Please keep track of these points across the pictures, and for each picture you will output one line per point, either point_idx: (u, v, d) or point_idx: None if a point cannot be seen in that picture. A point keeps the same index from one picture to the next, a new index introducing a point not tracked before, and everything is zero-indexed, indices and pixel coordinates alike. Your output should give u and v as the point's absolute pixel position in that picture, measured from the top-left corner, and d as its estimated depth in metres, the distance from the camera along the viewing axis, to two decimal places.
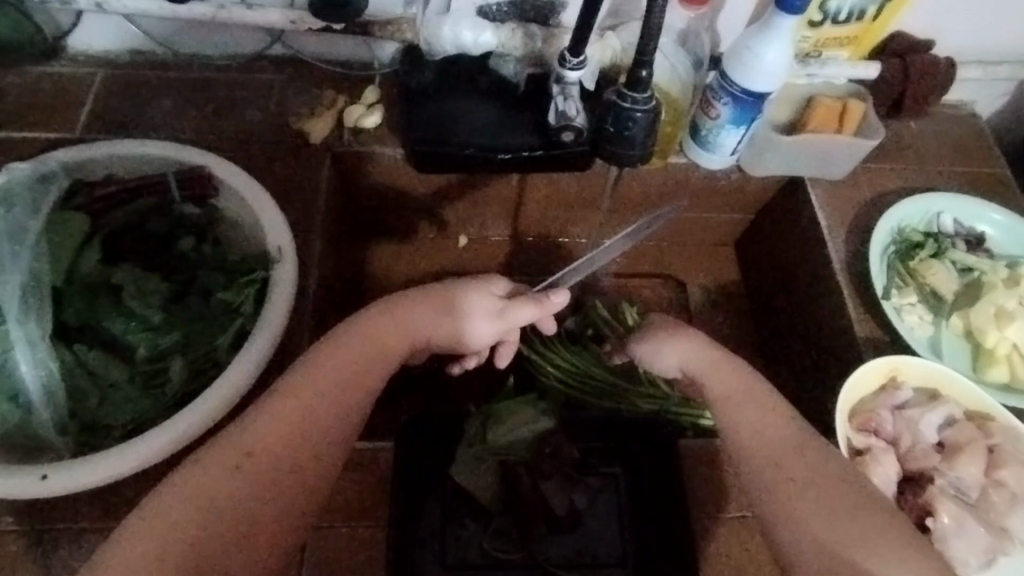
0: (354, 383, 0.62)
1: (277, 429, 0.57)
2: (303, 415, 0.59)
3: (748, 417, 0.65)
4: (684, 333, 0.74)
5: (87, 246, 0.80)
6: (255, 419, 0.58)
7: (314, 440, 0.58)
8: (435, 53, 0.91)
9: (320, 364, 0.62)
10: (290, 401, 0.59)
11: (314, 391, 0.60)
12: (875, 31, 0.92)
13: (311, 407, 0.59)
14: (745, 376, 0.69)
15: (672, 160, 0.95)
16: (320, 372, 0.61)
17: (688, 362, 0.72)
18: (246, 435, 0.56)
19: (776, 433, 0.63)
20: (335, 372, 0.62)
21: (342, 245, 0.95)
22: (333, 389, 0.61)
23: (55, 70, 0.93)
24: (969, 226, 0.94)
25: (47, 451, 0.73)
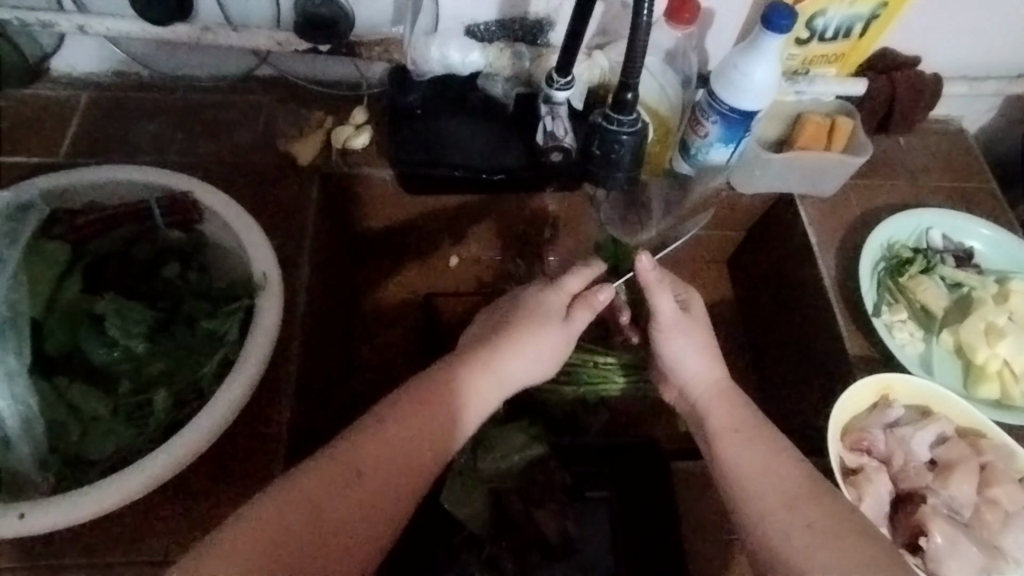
0: (430, 439, 0.60)
1: (353, 488, 0.56)
2: (374, 479, 0.57)
3: (749, 457, 0.65)
4: (711, 347, 0.75)
5: (69, 276, 0.80)
6: (323, 481, 0.55)
7: (384, 509, 0.57)
8: (423, 73, 0.89)
9: (396, 418, 0.60)
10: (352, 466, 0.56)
11: (372, 454, 0.58)
12: (862, 48, 0.92)
13: (383, 469, 0.58)
14: (745, 416, 0.69)
15: (660, 179, 0.96)
16: (400, 430, 0.59)
17: (699, 383, 0.73)
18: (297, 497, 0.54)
19: (783, 474, 0.63)
20: (415, 437, 0.59)
21: (332, 266, 0.94)
22: (412, 447, 0.59)
23: (38, 94, 0.92)
24: (958, 242, 0.94)
25: (30, 485, 0.72)
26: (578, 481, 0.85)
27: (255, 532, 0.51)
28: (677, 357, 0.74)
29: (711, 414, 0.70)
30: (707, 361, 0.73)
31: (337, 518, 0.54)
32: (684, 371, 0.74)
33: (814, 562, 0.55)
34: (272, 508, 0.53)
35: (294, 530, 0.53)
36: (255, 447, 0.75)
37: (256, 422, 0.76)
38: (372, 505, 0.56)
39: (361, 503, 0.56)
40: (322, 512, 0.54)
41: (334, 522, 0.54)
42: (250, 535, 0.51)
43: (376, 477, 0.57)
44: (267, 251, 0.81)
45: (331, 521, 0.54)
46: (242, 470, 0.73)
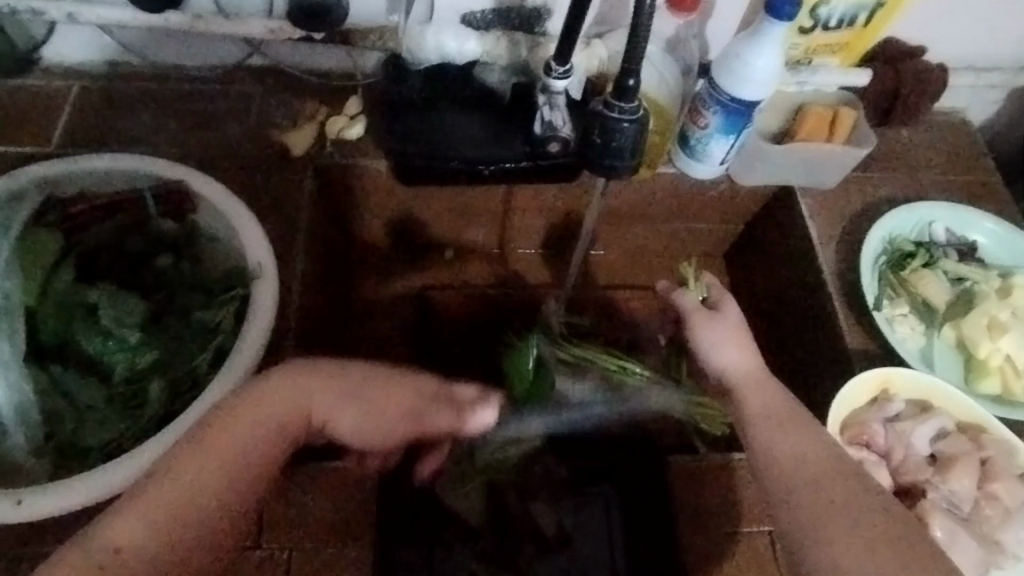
0: (289, 421, 0.60)
1: (211, 469, 0.55)
2: (236, 448, 0.57)
3: (785, 444, 0.64)
4: (742, 336, 0.75)
5: (61, 265, 0.79)
6: (187, 473, 0.54)
7: (245, 476, 0.56)
8: (419, 62, 0.88)
9: (262, 394, 0.60)
10: (192, 467, 0.55)
11: (233, 441, 0.57)
12: (866, 39, 0.90)
13: (241, 444, 0.57)
14: (784, 401, 0.68)
15: (660, 170, 0.94)
16: (243, 422, 0.58)
17: (735, 369, 0.73)
18: (159, 492, 0.53)
19: (813, 459, 0.62)
20: (255, 434, 0.58)
21: (327, 258, 0.94)
22: (276, 423, 0.60)
23: (29, 84, 0.91)
24: (961, 235, 0.93)
25: (26, 475, 0.71)
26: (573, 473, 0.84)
27: (133, 504, 0.52)
28: (714, 347, 0.75)
29: (748, 397, 0.70)
30: (743, 351, 0.74)
31: (193, 494, 0.54)
32: (723, 359, 0.74)
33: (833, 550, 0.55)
34: (146, 487, 0.53)
35: (151, 502, 0.52)
36: None
37: None
38: (240, 473, 0.56)
39: (231, 465, 0.56)
40: (184, 500, 0.53)
41: (196, 487, 0.54)
42: (151, 494, 0.53)
43: (232, 449, 0.57)
44: (262, 243, 0.80)
45: (195, 513, 0.53)
46: None
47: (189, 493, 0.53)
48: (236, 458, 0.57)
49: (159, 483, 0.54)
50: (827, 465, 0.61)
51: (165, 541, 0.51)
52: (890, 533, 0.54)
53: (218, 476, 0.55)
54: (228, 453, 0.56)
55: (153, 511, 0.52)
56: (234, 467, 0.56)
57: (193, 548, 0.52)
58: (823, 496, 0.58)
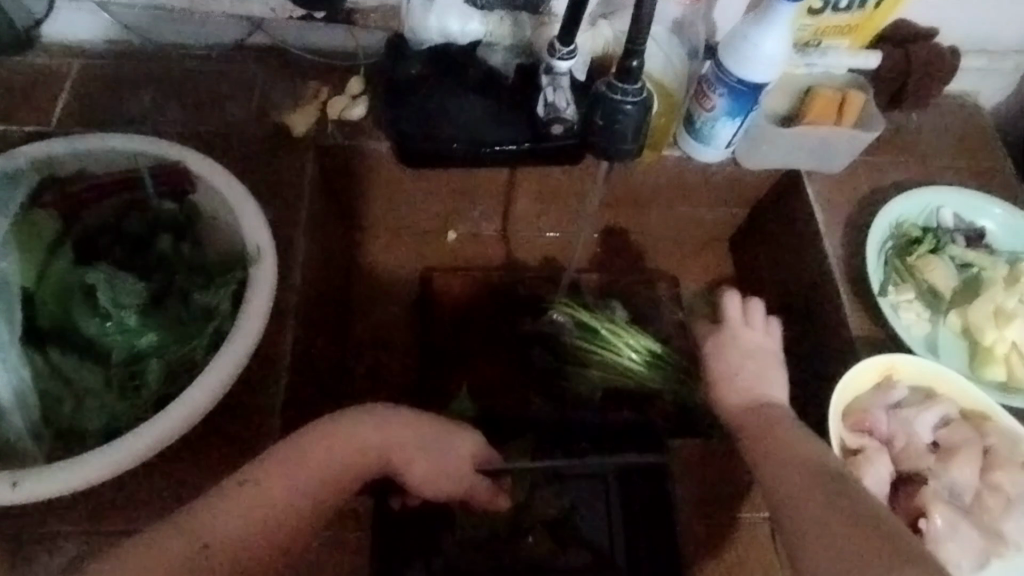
0: (380, 459, 0.65)
1: (295, 481, 0.58)
2: (335, 460, 0.61)
3: (772, 458, 0.64)
4: (745, 377, 0.73)
5: (59, 245, 0.79)
6: (273, 489, 0.57)
7: (334, 486, 0.61)
8: (421, 42, 0.87)
9: (370, 426, 0.64)
10: (276, 487, 0.57)
11: (315, 460, 0.60)
12: (878, 20, 0.89)
13: (329, 463, 0.61)
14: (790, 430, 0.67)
15: (666, 153, 0.92)
16: (329, 447, 0.61)
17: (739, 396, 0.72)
18: (234, 504, 0.55)
19: (799, 459, 0.62)
20: (341, 461, 0.61)
21: (330, 242, 0.93)
22: (370, 456, 0.64)
23: (28, 61, 0.90)
24: (969, 221, 0.92)
25: (24, 458, 0.71)
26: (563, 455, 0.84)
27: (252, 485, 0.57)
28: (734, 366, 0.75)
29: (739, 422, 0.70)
30: (758, 374, 0.74)
31: (298, 496, 0.58)
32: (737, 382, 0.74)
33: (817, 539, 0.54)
34: (264, 479, 0.57)
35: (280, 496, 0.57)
36: (250, 423, 0.74)
37: (251, 395, 0.75)
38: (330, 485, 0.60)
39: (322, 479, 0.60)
40: (266, 517, 0.56)
41: (300, 488, 0.58)
42: (231, 507, 0.55)
43: (325, 465, 0.60)
44: (262, 226, 0.79)
45: (269, 537, 0.56)
46: (237, 446, 0.73)
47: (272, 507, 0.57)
48: (318, 472, 0.60)
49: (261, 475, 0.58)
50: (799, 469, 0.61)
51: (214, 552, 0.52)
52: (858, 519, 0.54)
53: (314, 487, 0.59)
54: (312, 472, 0.60)
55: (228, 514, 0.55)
56: (330, 485, 0.60)
57: (284, 541, 0.57)
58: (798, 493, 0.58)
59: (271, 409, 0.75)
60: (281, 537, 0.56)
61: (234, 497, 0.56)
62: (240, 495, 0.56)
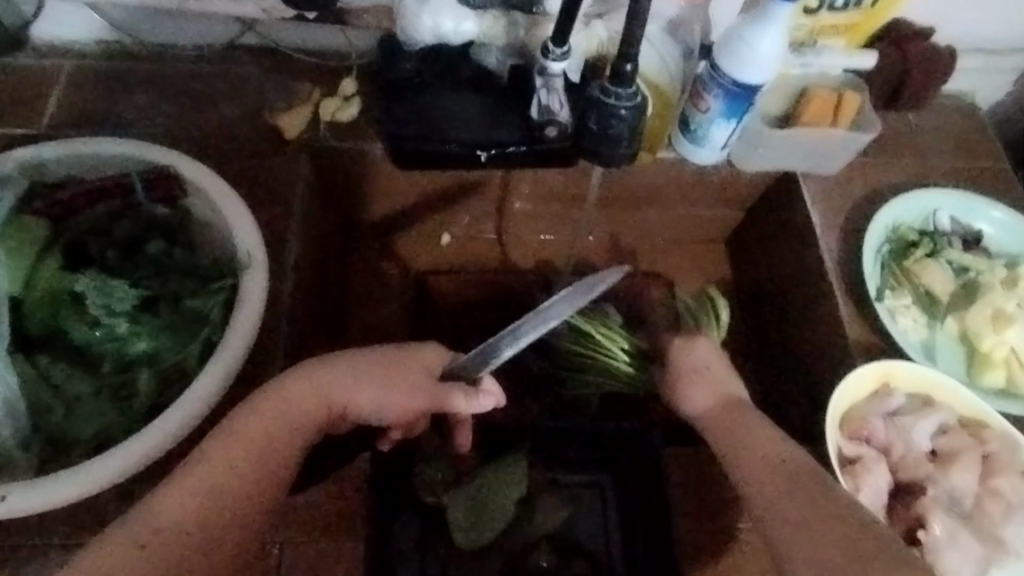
0: (313, 413, 0.62)
1: (232, 457, 0.57)
2: (260, 435, 0.59)
3: (757, 455, 0.64)
4: (711, 387, 0.73)
5: (47, 253, 0.77)
6: (209, 473, 0.56)
7: (271, 456, 0.59)
8: (413, 42, 0.85)
9: (289, 389, 0.62)
10: (213, 471, 0.56)
11: (246, 436, 0.59)
12: (874, 19, 0.88)
13: (262, 428, 0.60)
14: (760, 428, 0.67)
15: (661, 154, 0.92)
16: (261, 417, 0.60)
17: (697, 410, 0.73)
18: (175, 495, 0.55)
19: (790, 462, 0.62)
20: (273, 425, 0.60)
21: (323, 244, 0.92)
22: (300, 418, 0.62)
23: (20, 62, 0.89)
24: (967, 223, 0.91)
25: (14, 468, 0.70)
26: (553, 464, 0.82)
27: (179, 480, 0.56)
28: (687, 389, 0.74)
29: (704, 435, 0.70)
30: (715, 390, 0.72)
31: (234, 478, 0.56)
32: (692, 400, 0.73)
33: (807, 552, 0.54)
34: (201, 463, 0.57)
35: (210, 482, 0.56)
36: None
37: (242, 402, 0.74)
38: (266, 456, 0.59)
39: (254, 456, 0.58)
40: (213, 496, 0.55)
41: (231, 468, 0.57)
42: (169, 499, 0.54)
43: (251, 443, 0.59)
44: (252, 230, 0.79)
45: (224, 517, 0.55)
46: None
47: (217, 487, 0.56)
48: (253, 443, 0.59)
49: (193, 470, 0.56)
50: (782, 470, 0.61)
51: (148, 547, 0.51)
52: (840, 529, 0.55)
53: (248, 462, 0.58)
54: (245, 445, 0.58)
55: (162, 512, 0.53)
56: (265, 458, 0.58)
57: (236, 521, 0.55)
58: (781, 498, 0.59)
59: None
60: (230, 518, 0.55)
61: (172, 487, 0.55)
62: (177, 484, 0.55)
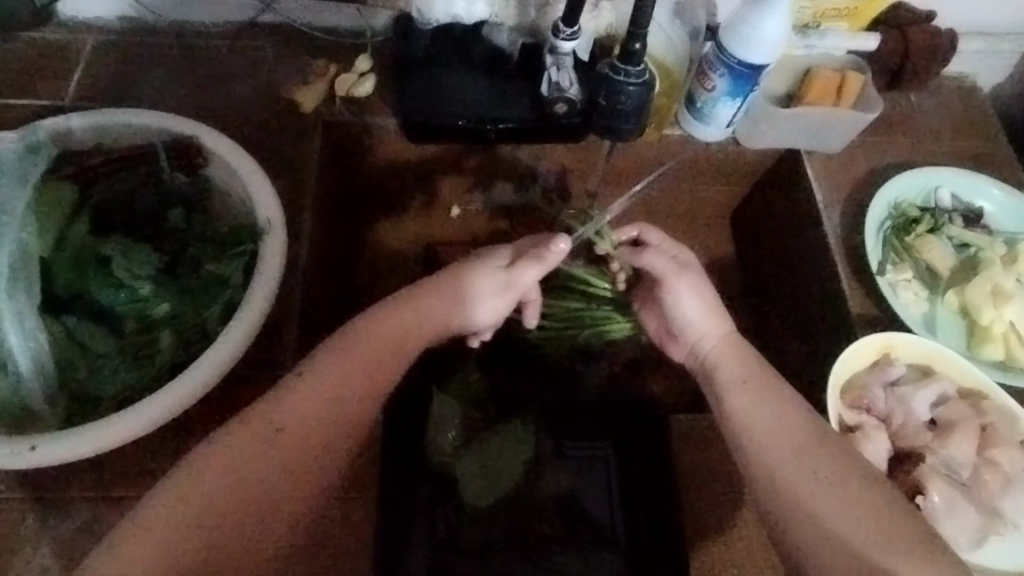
0: (415, 326, 0.67)
1: (338, 377, 0.62)
2: (366, 352, 0.64)
3: (763, 408, 0.65)
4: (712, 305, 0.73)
5: (76, 217, 0.80)
6: (316, 390, 0.61)
7: (375, 371, 0.64)
8: (428, 21, 0.88)
9: (386, 320, 0.67)
10: (318, 387, 0.61)
11: (351, 359, 0.63)
12: (876, 1, 0.90)
13: (365, 353, 0.64)
14: (757, 361, 0.69)
15: (667, 131, 0.96)
16: (362, 342, 0.65)
17: (708, 339, 0.72)
18: (282, 411, 0.59)
19: (790, 422, 0.63)
20: (374, 349, 0.65)
21: (335, 215, 0.95)
22: (400, 341, 0.66)
23: (46, 37, 0.92)
24: (967, 201, 0.93)
25: (38, 420, 0.73)
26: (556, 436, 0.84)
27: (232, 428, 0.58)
28: (682, 309, 0.74)
29: (720, 367, 0.70)
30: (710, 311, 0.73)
31: (344, 402, 0.61)
32: (693, 328, 0.73)
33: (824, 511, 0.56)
34: (307, 381, 0.61)
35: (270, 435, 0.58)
36: (257, 393, 0.76)
37: (257, 365, 0.77)
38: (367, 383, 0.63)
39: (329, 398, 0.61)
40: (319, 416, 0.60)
41: (318, 408, 0.60)
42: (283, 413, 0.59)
43: (346, 371, 0.62)
44: (271, 199, 0.81)
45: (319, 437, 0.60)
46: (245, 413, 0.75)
47: (325, 403, 0.61)
48: (354, 364, 0.63)
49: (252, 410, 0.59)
50: (801, 437, 0.61)
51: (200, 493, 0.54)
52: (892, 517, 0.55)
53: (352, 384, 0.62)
54: (349, 365, 0.63)
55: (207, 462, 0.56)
56: (370, 380, 0.63)
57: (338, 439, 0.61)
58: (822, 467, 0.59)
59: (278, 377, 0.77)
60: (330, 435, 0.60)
61: (280, 403, 0.60)
62: (286, 401, 0.60)
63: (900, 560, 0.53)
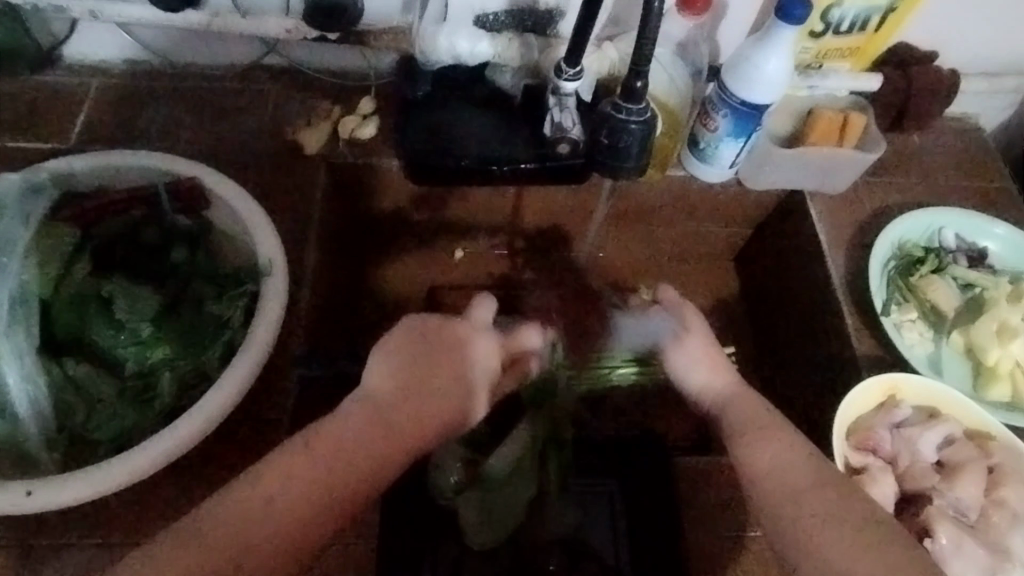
0: (410, 432, 0.63)
1: (379, 430, 0.61)
2: (387, 435, 0.61)
3: (773, 456, 0.64)
4: (721, 356, 0.75)
5: (76, 258, 0.79)
6: (351, 429, 0.61)
7: (401, 438, 0.62)
8: (431, 62, 0.89)
9: (407, 400, 0.64)
10: (354, 428, 0.61)
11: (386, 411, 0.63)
12: (878, 42, 0.91)
13: (392, 418, 0.63)
14: (762, 407, 0.70)
15: (671, 172, 0.94)
16: (394, 416, 0.63)
17: (710, 391, 0.73)
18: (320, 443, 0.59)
19: (800, 469, 0.63)
20: (395, 424, 0.62)
21: (337, 257, 0.95)
22: (404, 431, 0.62)
23: (50, 80, 0.93)
24: (971, 241, 0.92)
25: (39, 464, 0.72)
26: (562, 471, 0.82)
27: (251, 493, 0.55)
28: (682, 367, 0.75)
29: (727, 414, 0.70)
30: (712, 357, 0.74)
31: (377, 445, 0.61)
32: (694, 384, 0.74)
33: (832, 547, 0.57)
34: (348, 423, 0.61)
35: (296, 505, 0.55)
36: (260, 435, 0.75)
37: (259, 406, 0.77)
38: (375, 454, 0.60)
39: (343, 464, 0.58)
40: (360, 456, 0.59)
41: (358, 448, 0.59)
42: (329, 445, 0.59)
43: (367, 439, 0.60)
44: (274, 240, 0.82)
45: (354, 471, 0.58)
46: (246, 456, 0.74)
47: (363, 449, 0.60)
48: (388, 424, 0.62)
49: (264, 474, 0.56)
50: (804, 477, 0.62)
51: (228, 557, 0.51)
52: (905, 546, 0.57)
53: (388, 434, 0.62)
54: (383, 423, 0.62)
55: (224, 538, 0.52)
56: (402, 437, 0.62)
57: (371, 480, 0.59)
58: (817, 502, 0.60)
59: (280, 418, 0.76)
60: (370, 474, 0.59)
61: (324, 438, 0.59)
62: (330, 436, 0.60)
63: None
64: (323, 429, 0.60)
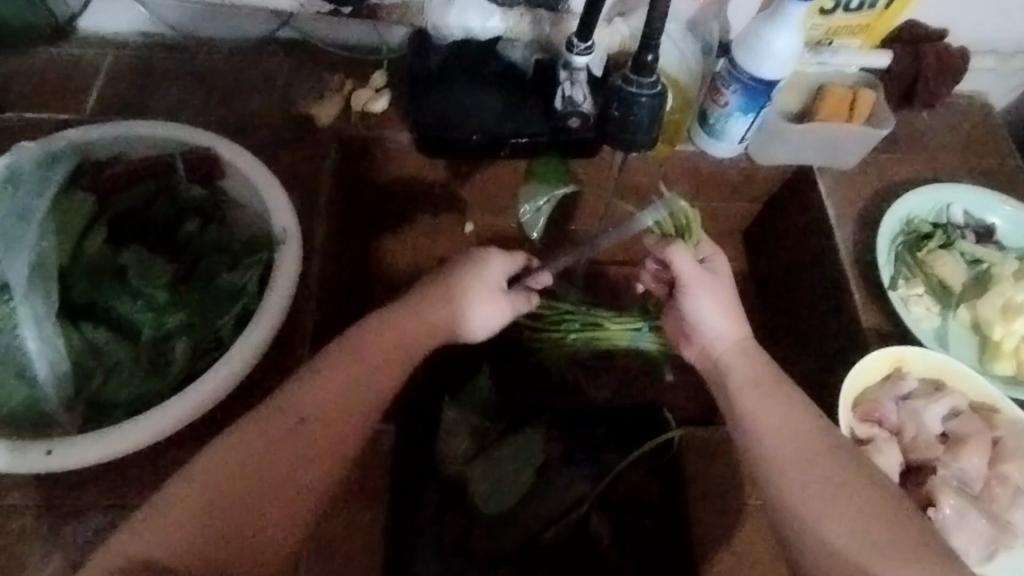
0: (384, 383, 0.64)
1: (351, 378, 0.63)
2: (368, 380, 0.64)
3: (778, 420, 0.65)
4: (734, 300, 0.74)
5: (94, 225, 0.81)
6: (337, 380, 0.62)
7: (376, 379, 0.64)
8: (442, 36, 0.89)
9: (389, 334, 0.67)
10: (333, 375, 0.63)
11: (366, 356, 0.65)
12: (888, 20, 0.91)
13: (369, 371, 0.64)
14: (769, 364, 0.70)
15: (680, 148, 0.95)
16: (364, 356, 0.65)
17: (723, 339, 0.73)
18: (303, 399, 0.61)
19: (803, 435, 0.63)
20: (371, 368, 0.64)
21: (349, 229, 0.96)
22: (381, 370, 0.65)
23: (65, 52, 0.94)
24: (979, 217, 0.93)
25: (57, 427, 0.73)
26: (568, 448, 0.84)
27: (241, 448, 0.57)
28: (699, 310, 0.73)
29: (731, 369, 0.71)
30: (728, 309, 0.73)
31: (352, 396, 0.62)
32: (708, 331, 0.74)
33: (821, 513, 0.57)
34: (328, 370, 0.63)
35: (286, 470, 0.57)
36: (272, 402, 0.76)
37: (271, 376, 0.78)
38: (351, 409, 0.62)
39: (325, 419, 0.60)
40: (337, 407, 0.61)
41: (334, 398, 0.61)
42: (307, 395, 0.61)
43: (351, 386, 0.63)
44: (288, 211, 0.82)
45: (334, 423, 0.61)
46: None
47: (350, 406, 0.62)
48: (357, 371, 0.64)
49: (258, 432, 0.58)
50: (802, 445, 0.62)
51: (226, 536, 0.53)
52: (883, 512, 0.56)
53: (370, 385, 0.64)
54: (366, 368, 0.64)
55: (230, 497, 0.55)
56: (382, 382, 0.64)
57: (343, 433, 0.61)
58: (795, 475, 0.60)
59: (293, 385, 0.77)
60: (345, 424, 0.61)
61: (303, 392, 0.61)
62: (308, 389, 0.61)
63: (879, 559, 0.53)
64: (301, 382, 0.62)
